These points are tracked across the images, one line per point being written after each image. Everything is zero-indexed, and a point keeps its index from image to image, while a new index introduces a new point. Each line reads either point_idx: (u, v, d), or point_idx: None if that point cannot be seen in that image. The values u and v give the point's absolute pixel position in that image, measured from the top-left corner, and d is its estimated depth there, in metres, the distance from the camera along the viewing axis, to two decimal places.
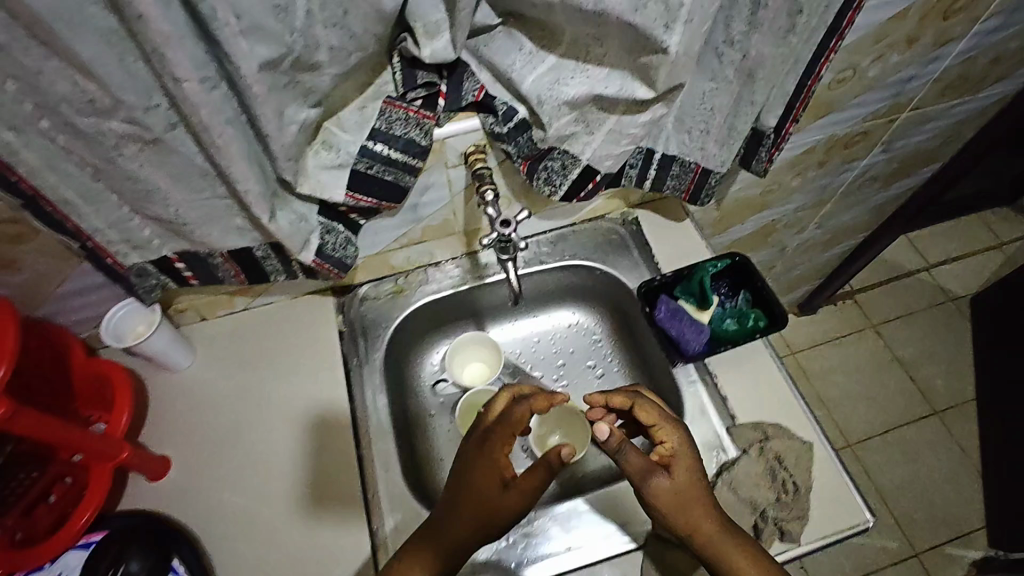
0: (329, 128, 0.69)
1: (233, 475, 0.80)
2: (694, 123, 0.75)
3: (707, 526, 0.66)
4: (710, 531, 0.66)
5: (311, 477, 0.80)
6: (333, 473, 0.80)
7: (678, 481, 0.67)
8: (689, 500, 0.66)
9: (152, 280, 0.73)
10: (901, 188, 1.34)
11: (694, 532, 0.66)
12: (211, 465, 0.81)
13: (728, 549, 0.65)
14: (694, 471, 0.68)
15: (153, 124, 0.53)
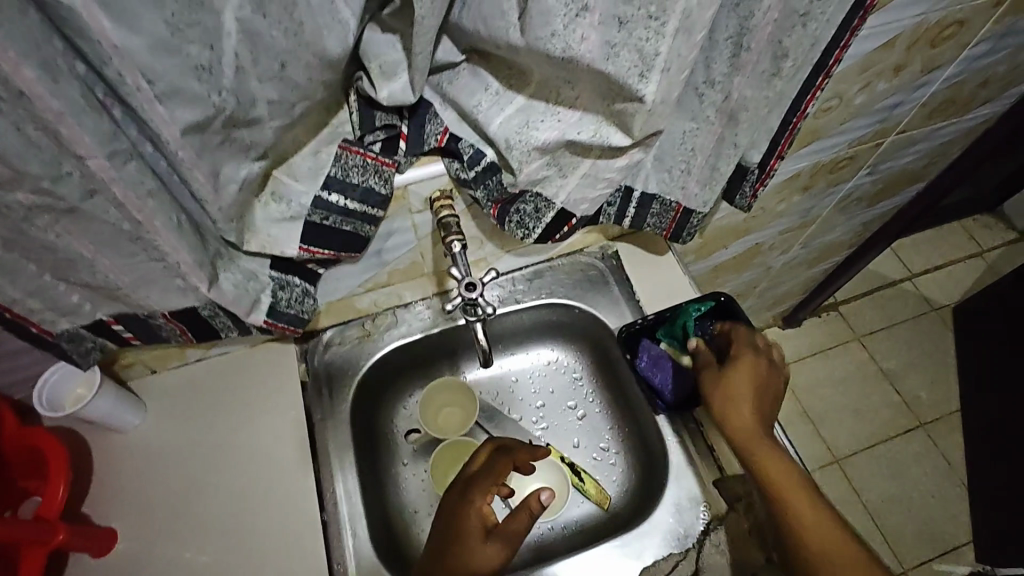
0: (279, 177, 0.63)
1: (186, 546, 0.74)
2: (674, 162, 0.71)
3: (746, 418, 0.70)
4: (752, 437, 0.69)
5: (271, 548, 0.74)
6: (297, 540, 0.74)
7: (737, 385, 0.72)
8: (741, 397, 0.71)
9: (88, 343, 0.66)
10: (886, 206, 1.31)
11: (732, 418, 0.71)
12: (162, 536, 0.74)
13: (772, 459, 0.67)
14: (758, 382, 0.73)
15: (65, 193, 0.47)
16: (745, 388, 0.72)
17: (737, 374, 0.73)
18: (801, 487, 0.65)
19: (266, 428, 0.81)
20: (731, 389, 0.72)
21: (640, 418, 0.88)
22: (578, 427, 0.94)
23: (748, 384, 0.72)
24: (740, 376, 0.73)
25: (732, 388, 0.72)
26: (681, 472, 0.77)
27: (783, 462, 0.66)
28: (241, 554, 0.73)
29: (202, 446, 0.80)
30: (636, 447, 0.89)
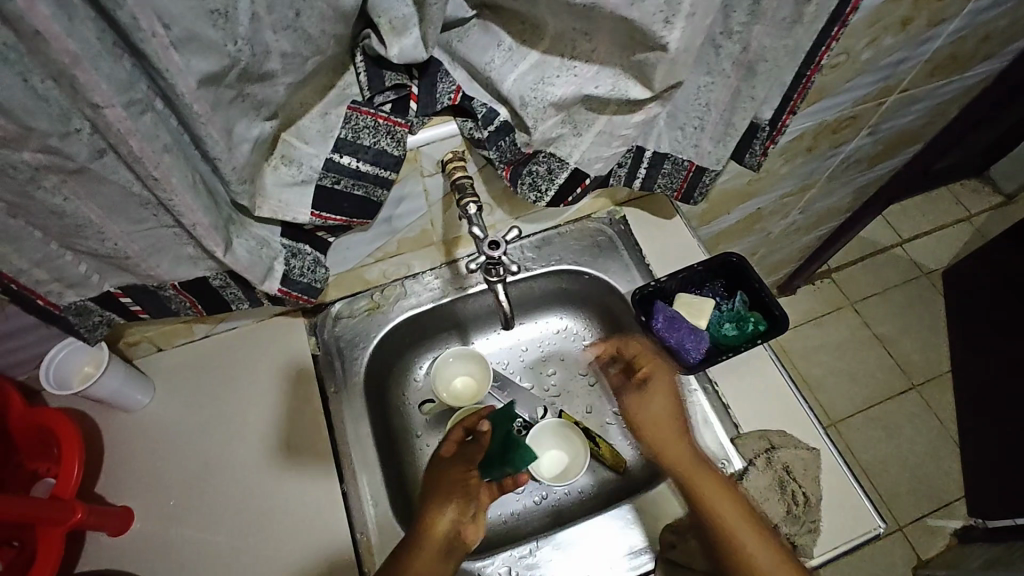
0: (289, 140, 0.61)
1: (206, 521, 0.73)
2: (688, 119, 0.70)
3: (665, 434, 0.74)
4: (674, 451, 0.72)
5: (293, 518, 0.73)
6: (317, 510, 0.74)
7: (658, 407, 0.76)
8: (669, 418, 0.75)
9: (95, 318, 0.65)
10: (883, 169, 1.31)
11: (668, 457, 0.72)
12: (179, 513, 0.73)
13: (704, 479, 0.69)
14: (670, 399, 0.76)
15: (74, 152, 0.45)
16: (657, 418, 0.75)
17: (653, 395, 0.76)
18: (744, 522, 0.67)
19: (279, 402, 0.80)
20: (650, 414, 0.75)
21: None
22: (589, 393, 0.94)
23: (663, 401, 0.76)
24: (657, 393, 0.76)
25: (658, 412, 0.75)
26: (700, 431, 0.78)
27: (717, 481, 0.69)
28: (262, 528, 0.73)
29: (215, 422, 0.78)
30: None
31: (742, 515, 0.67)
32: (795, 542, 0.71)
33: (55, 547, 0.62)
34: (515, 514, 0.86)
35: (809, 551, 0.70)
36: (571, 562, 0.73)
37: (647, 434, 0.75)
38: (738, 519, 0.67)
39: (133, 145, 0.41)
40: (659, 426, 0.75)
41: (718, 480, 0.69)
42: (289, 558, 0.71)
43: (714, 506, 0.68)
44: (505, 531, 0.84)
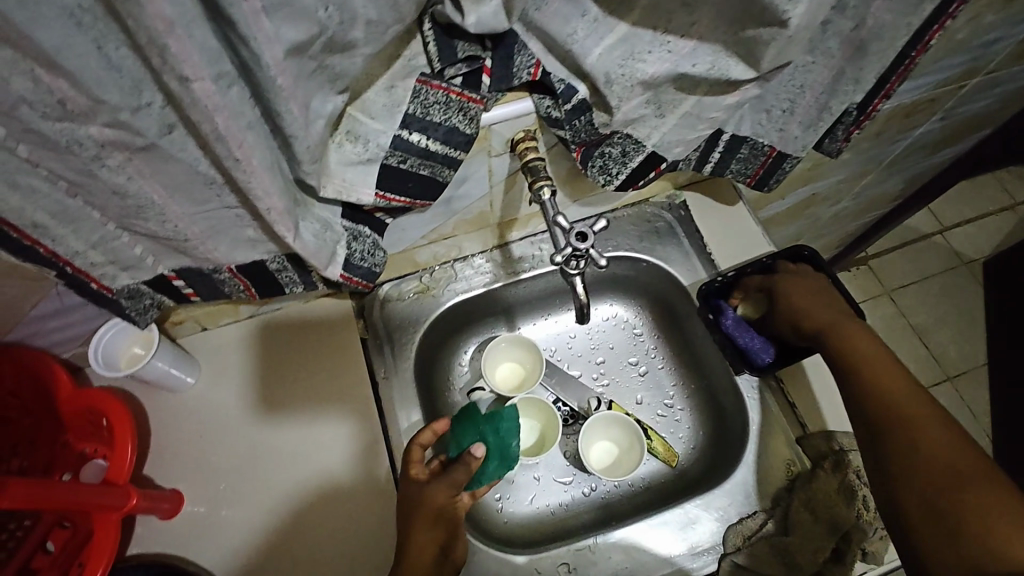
0: (353, 114, 0.56)
1: (257, 500, 0.71)
2: (777, 102, 0.64)
3: (826, 314, 0.71)
4: (837, 330, 0.69)
5: (345, 501, 0.71)
6: (367, 487, 0.72)
7: (828, 305, 0.73)
8: (822, 301, 0.73)
9: (147, 300, 0.62)
10: (945, 155, 1.25)
11: (815, 322, 0.71)
12: (227, 493, 0.71)
13: (870, 363, 0.65)
14: (816, 284, 0.75)
15: (144, 127, 0.40)
16: (825, 303, 0.72)
17: (806, 288, 0.74)
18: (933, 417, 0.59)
19: (329, 382, 0.77)
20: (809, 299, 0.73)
21: (710, 375, 0.86)
22: (640, 383, 0.91)
23: (822, 295, 0.73)
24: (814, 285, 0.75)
25: (829, 302, 0.73)
26: (765, 431, 0.75)
27: (889, 371, 0.64)
28: (312, 509, 0.71)
29: (263, 399, 0.76)
30: (704, 403, 0.87)
31: (917, 400, 0.61)
32: (867, 548, 0.67)
33: (113, 529, 0.61)
34: (564, 506, 0.84)
35: (879, 557, 0.67)
36: (628, 557, 0.71)
37: (793, 302, 0.73)
38: (901, 396, 0.61)
39: (219, 124, 0.37)
40: (802, 300, 0.73)
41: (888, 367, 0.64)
42: (342, 540, 0.70)
43: (878, 385, 0.63)
44: (554, 522, 0.83)
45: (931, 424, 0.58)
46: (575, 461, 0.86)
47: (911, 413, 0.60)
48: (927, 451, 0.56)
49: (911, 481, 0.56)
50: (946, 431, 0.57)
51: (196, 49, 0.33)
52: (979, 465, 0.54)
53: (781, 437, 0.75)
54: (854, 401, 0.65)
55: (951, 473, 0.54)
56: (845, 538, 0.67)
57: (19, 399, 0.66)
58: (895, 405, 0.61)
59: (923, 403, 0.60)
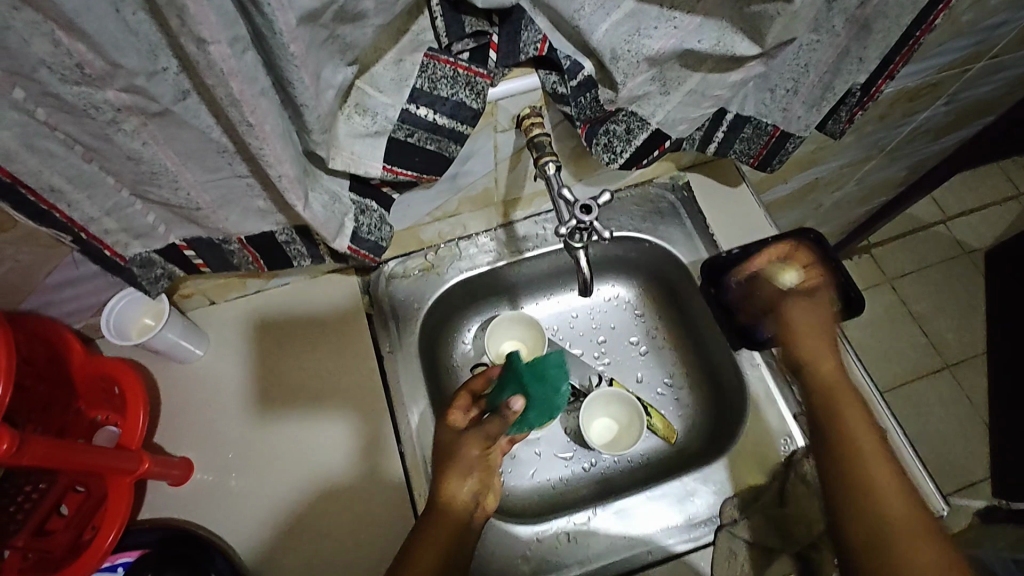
0: (362, 88, 0.57)
1: (263, 470, 0.73)
2: (781, 81, 0.65)
3: (831, 370, 0.67)
4: (826, 370, 0.68)
5: (349, 471, 0.73)
6: (371, 458, 0.74)
7: (832, 356, 0.69)
8: (821, 341, 0.69)
9: (157, 270, 0.63)
10: (948, 142, 1.25)
11: (804, 348, 0.69)
12: (238, 475, 0.72)
13: (854, 421, 0.63)
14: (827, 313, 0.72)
15: (160, 93, 0.41)
16: (836, 375, 0.67)
17: (810, 342, 0.69)
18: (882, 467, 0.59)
19: (337, 366, 0.79)
20: (817, 355, 0.69)
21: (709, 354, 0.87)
22: (640, 362, 0.92)
23: (828, 348, 0.69)
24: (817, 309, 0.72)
25: (834, 368, 0.67)
26: (761, 407, 0.77)
27: (864, 422, 0.63)
28: (318, 478, 0.73)
29: (273, 383, 0.77)
30: (701, 382, 0.89)
31: (877, 451, 0.61)
32: None
33: (125, 493, 0.63)
34: (564, 480, 0.85)
35: None
36: (627, 528, 0.73)
37: (793, 329, 0.71)
38: (886, 478, 0.59)
39: (234, 88, 0.38)
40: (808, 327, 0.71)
41: (873, 433, 0.62)
42: (346, 508, 0.71)
43: (863, 457, 0.60)
44: (553, 495, 0.84)
45: (909, 509, 0.56)
46: (576, 437, 0.88)
47: (888, 504, 0.57)
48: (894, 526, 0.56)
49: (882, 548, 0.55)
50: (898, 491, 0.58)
51: (214, 11, 0.34)
52: (912, 520, 0.56)
53: (779, 413, 0.76)
54: (818, 438, 0.64)
55: (895, 522, 0.56)
56: None
57: (31, 365, 0.65)
58: (859, 446, 0.61)
59: (906, 493, 0.58)
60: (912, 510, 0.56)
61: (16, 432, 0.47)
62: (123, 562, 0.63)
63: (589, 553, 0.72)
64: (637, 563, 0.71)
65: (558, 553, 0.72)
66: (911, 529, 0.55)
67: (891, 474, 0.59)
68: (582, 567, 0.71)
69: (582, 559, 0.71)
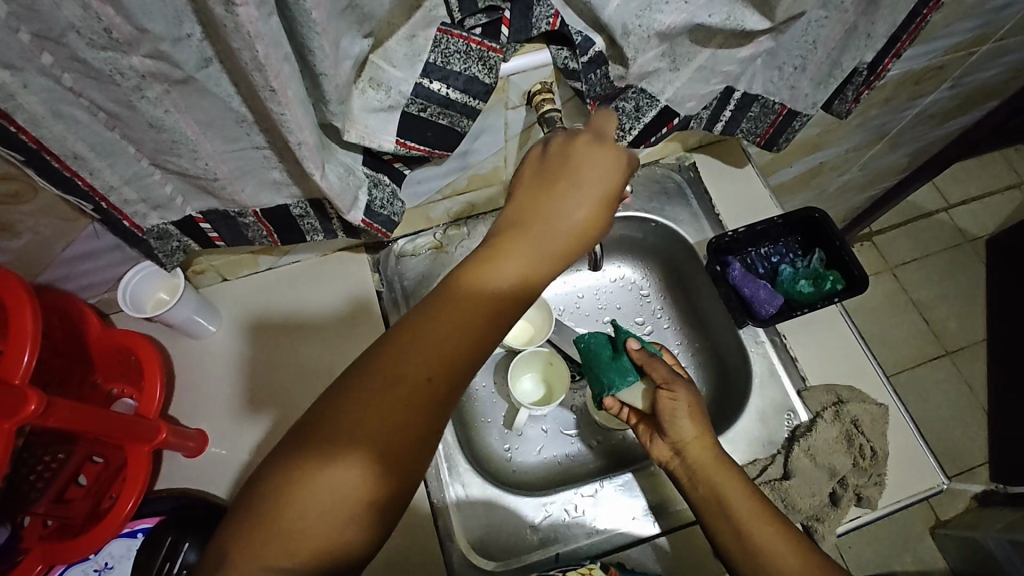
0: (375, 62, 0.56)
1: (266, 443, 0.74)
2: (789, 58, 0.66)
3: (702, 448, 0.67)
4: (703, 449, 0.67)
5: None
6: None
7: (706, 433, 0.69)
8: (700, 416, 0.70)
9: (174, 242, 0.64)
10: (954, 126, 1.25)
11: (688, 444, 0.68)
12: (249, 461, 0.72)
13: (738, 501, 0.63)
14: (693, 405, 0.71)
15: (183, 59, 0.42)
16: (709, 450, 0.67)
17: (677, 414, 0.70)
18: (782, 539, 0.60)
19: (343, 355, 0.79)
20: (678, 420, 0.69)
21: (713, 333, 0.87)
22: None
23: (688, 418, 0.69)
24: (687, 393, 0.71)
25: (707, 440, 0.68)
26: (766, 383, 0.78)
27: (749, 496, 0.63)
28: None
29: (274, 365, 0.78)
30: (710, 361, 0.88)
31: (771, 524, 0.61)
32: (862, 493, 0.70)
33: (144, 462, 0.64)
34: (569, 456, 0.87)
35: (873, 502, 0.70)
36: (633, 500, 0.75)
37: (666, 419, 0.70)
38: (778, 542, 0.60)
39: (258, 52, 0.39)
40: (672, 415, 0.70)
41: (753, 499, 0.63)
42: None
43: (743, 523, 0.62)
44: (559, 471, 0.86)
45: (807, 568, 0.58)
46: (582, 414, 0.89)
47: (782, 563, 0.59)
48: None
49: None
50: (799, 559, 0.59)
51: None
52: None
53: (783, 389, 0.78)
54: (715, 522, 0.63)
55: None
56: (842, 482, 0.70)
57: (50, 341, 0.66)
58: (756, 527, 0.61)
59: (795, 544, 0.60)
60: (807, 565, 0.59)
61: (42, 394, 0.48)
62: (142, 527, 0.65)
63: (595, 524, 0.73)
64: (642, 534, 0.73)
65: (564, 526, 0.73)
66: None
67: (788, 534, 0.61)
68: (590, 537, 0.73)
69: (589, 530, 0.73)
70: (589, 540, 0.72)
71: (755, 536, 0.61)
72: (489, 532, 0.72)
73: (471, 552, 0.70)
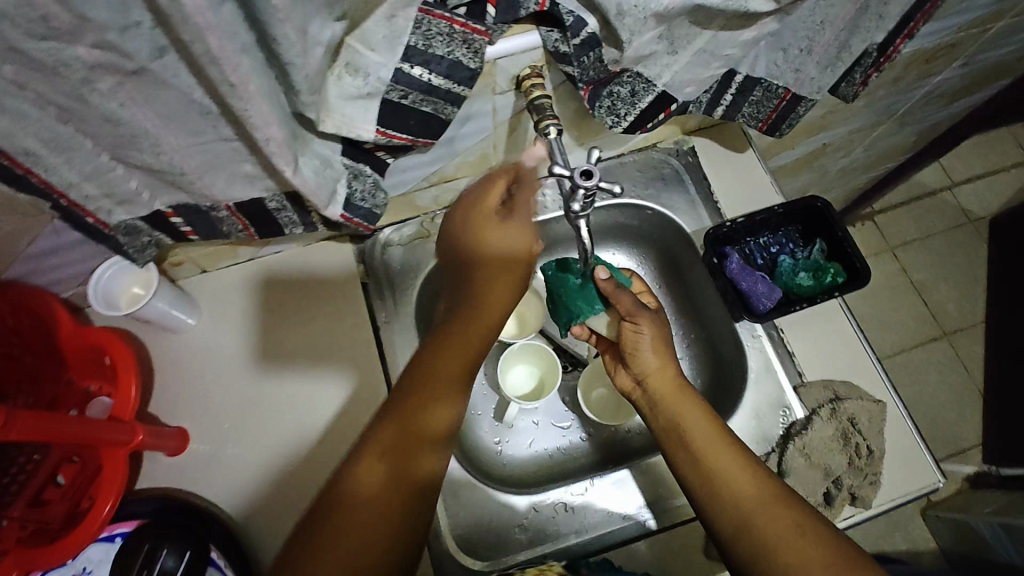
0: (352, 45, 0.51)
1: (268, 435, 0.73)
2: (795, 40, 0.61)
3: (665, 381, 0.68)
4: (659, 376, 0.69)
5: (348, 434, 0.73)
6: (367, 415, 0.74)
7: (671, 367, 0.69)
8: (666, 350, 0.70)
9: (144, 237, 0.61)
10: (961, 106, 1.21)
11: (648, 373, 0.69)
12: (234, 455, 0.72)
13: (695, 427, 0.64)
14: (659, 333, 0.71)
15: (134, 49, 0.39)
16: (670, 379, 0.68)
17: (640, 347, 0.70)
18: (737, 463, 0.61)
19: (335, 341, 0.78)
20: (641, 352, 0.70)
21: (709, 325, 0.85)
22: None
23: (652, 350, 0.70)
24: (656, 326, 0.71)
25: (669, 371, 0.68)
26: (763, 378, 0.76)
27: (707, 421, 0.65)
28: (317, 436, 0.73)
29: (269, 352, 0.77)
30: (705, 353, 0.86)
31: (729, 451, 0.62)
32: (856, 493, 0.69)
33: (120, 465, 0.63)
34: (561, 450, 0.85)
35: (868, 502, 0.69)
36: (625, 500, 0.73)
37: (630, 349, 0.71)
38: (736, 469, 0.61)
39: (211, 44, 0.36)
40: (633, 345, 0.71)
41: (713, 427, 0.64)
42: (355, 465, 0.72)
43: (702, 451, 0.62)
44: (551, 464, 0.84)
45: (760, 491, 0.59)
46: (574, 405, 0.88)
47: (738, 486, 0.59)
48: (755, 508, 0.58)
49: (745, 542, 0.57)
50: (753, 479, 0.60)
51: None
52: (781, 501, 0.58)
53: (780, 385, 0.76)
54: (676, 449, 0.65)
55: (759, 505, 0.58)
56: (836, 482, 0.70)
57: None
58: (710, 450, 0.62)
59: (751, 471, 0.61)
60: (762, 489, 0.59)
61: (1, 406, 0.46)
62: (121, 532, 0.64)
63: (585, 523, 0.72)
64: (634, 533, 0.72)
65: (554, 525, 0.72)
66: (772, 501, 0.58)
67: (747, 461, 0.61)
68: (579, 537, 0.72)
69: (580, 529, 0.72)
70: (580, 538, 0.72)
71: (710, 460, 0.62)
72: (479, 530, 0.71)
73: (459, 552, 0.70)
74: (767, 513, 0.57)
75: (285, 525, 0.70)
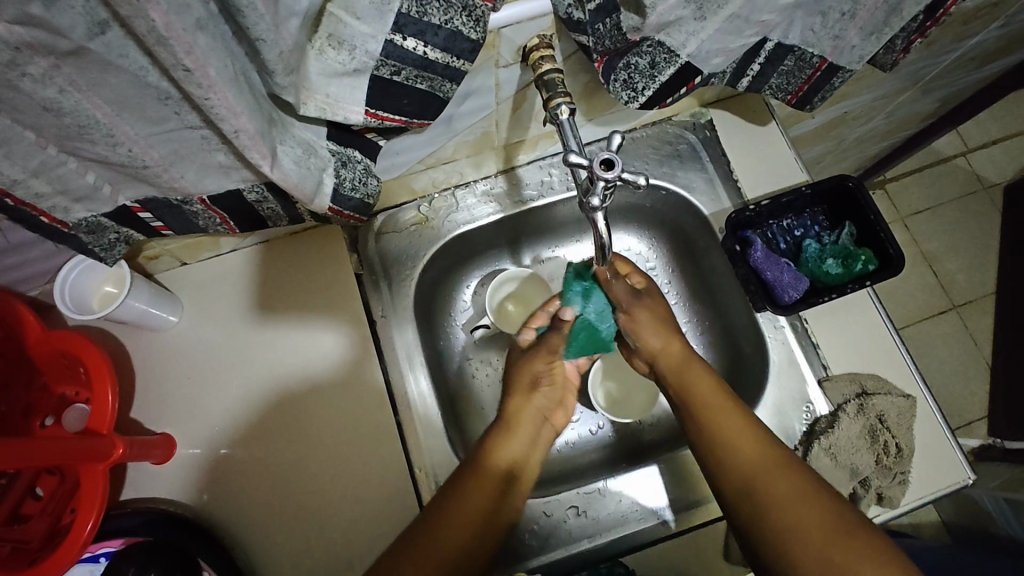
0: (333, 13, 0.43)
1: (261, 429, 0.69)
2: (837, 3, 0.54)
3: (672, 351, 0.70)
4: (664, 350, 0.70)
5: (343, 431, 0.69)
6: (363, 408, 0.70)
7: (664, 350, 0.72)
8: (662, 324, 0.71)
9: (110, 235, 0.55)
10: (990, 70, 1.13)
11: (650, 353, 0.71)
12: (227, 456, 0.68)
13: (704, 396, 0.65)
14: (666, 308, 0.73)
15: (68, 26, 0.32)
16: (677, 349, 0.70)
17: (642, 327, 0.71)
18: (744, 432, 0.61)
19: (322, 339, 0.72)
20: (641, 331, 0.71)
21: (726, 312, 0.80)
22: None
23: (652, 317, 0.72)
24: (648, 311, 0.72)
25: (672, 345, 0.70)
26: (784, 372, 0.72)
27: (714, 394, 0.64)
28: (311, 431, 0.69)
29: (258, 345, 0.72)
30: (721, 343, 0.82)
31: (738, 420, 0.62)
32: (884, 494, 0.66)
33: (102, 480, 0.58)
34: (569, 444, 0.82)
35: (896, 502, 0.66)
36: (640, 500, 0.70)
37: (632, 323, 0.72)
38: (741, 436, 0.60)
39: (157, 22, 0.30)
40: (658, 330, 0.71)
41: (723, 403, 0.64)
42: (357, 462, 0.69)
43: (712, 425, 0.62)
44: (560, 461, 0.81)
45: (765, 453, 0.59)
46: (583, 399, 0.84)
47: (744, 450, 0.59)
48: (764, 470, 0.58)
49: (760, 516, 0.55)
50: (759, 447, 0.59)
51: None
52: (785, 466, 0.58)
53: (804, 379, 0.72)
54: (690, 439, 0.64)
55: (762, 469, 0.58)
56: (864, 482, 0.67)
57: None
58: (717, 427, 0.62)
59: (763, 440, 0.60)
60: (770, 451, 0.59)
61: None
62: (105, 552, 0.59)
63: (598, 526, 0.69)
64: (650, 535, 0.69)
65: (561, 527, 0.69)
66: (776, 466, 0.58)
67: (759, 435, 0.60)
68: (591, 542, 0.69)
69: (592, 533, 0.69)
70: (593, 542, 0.69)
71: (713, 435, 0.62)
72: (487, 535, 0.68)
73: None
74: (776, 477, 0.57)
75: (285, 523, 0.67)
